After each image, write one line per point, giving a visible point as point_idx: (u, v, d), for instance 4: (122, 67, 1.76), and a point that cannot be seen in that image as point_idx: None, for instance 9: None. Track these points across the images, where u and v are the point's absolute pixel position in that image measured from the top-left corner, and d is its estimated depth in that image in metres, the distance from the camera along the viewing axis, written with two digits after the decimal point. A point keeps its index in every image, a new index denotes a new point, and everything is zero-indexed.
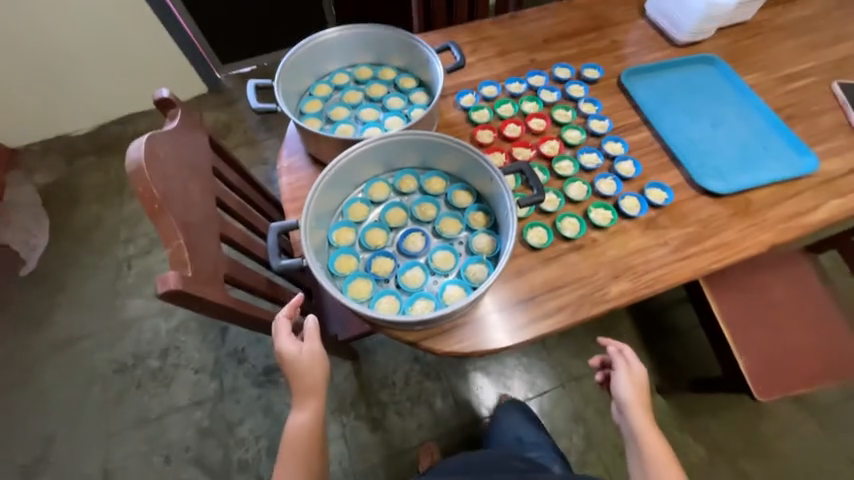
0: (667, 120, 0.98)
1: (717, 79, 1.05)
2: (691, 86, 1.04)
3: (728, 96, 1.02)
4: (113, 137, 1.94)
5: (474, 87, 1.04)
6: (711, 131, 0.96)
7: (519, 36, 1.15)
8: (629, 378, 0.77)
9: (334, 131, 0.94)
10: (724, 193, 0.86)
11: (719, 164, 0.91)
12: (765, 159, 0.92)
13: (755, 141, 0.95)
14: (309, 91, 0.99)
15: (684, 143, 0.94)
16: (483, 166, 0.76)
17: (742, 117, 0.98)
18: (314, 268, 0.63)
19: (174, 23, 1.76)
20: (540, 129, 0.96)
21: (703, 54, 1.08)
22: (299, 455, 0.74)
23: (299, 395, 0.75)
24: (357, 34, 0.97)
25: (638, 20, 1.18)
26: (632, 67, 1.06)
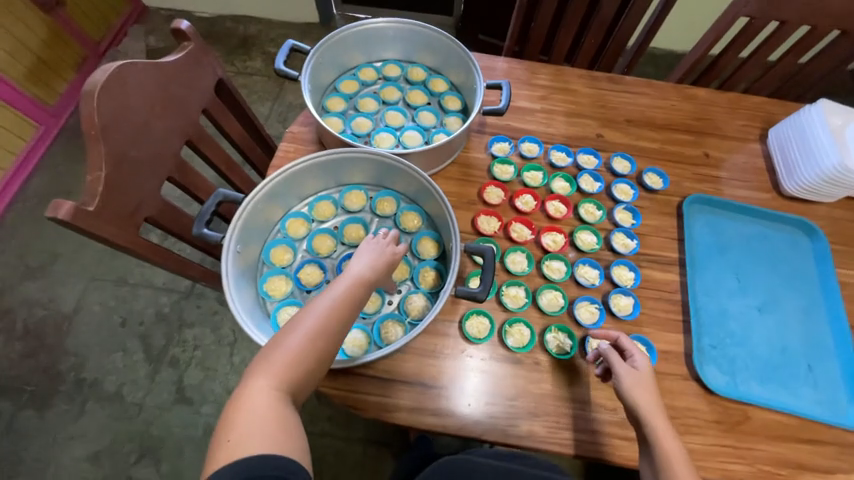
0: (709, 274, 0.81)
1: (803, 257, 0.84)
2: (764, 248, 0.85)
3: (802, 283, 0.81)
4: (223, 29, 2.05)
5: (515, 138, 0.93)
6: (754, 314, 0.77)
7: (602, 103, 1.00)
8: (639, 376, 0.62)
9: (351, 120, 0.90)
10: (721, 393, 0.70)
11: (736, 356, 0.74)
12: (800, 380, 0.73)
13: (802, 352, 0.75)
14: (355, 71, 0.97)
15: (709, 311, 0.77)
16: (452, 226, 0.69)
17: (806, 316, 0.78)
18: (226, 247, 0.63)
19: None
20: (555, 215, 0.83)
21: (802, 219, 0.87)
22: (331, 304, 0.55)
23: (367, 255, 0.61)
24: (423, 34, 0.92)
25: (753, 143, 0.97)
26: (706, 195, 0.89)
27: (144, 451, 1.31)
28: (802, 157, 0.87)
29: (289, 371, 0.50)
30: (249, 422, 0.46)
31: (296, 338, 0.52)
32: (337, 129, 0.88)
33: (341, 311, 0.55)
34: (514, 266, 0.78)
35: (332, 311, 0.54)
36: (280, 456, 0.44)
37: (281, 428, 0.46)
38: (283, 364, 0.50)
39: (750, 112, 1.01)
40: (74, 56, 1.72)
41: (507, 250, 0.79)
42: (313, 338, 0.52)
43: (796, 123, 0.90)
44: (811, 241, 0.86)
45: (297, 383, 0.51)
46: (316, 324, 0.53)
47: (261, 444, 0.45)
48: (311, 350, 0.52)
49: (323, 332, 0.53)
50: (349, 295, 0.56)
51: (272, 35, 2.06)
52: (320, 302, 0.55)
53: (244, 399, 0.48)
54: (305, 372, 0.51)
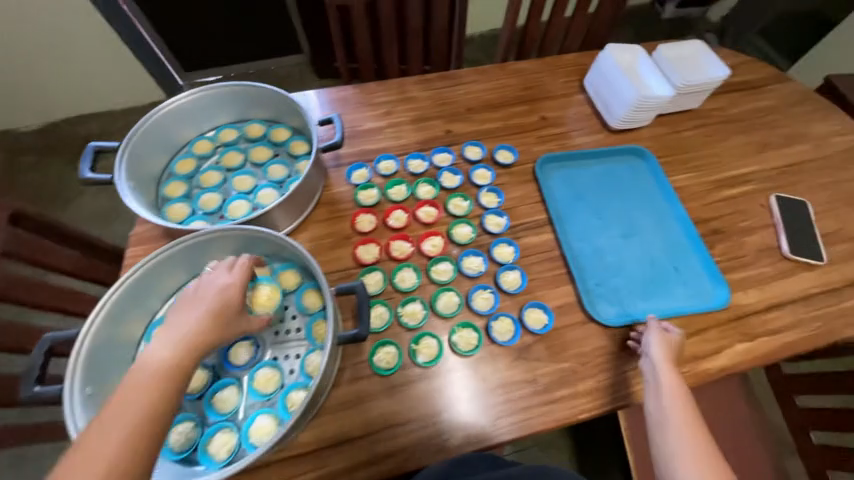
0: (575, 221, 0.88)
1: (643, 176, 0.96)
2: (612, 182, 0.95)
3: (649, 200, 0.92)
4: (61, 137, 1.87)
5: (371, 160, 0.95)
6: (620, 242, 0.86)
7: (442, 100, 1.07)
8: (665, 340, 0.70)
9: (196, 199, 0.85)
10: (616, 324, 0.76)
11: (618, 285, 0.81)
12: (673, 284, 0.82)
13: (667, 259, 0.85)
14: (188, 147, 0.92)
15: (585, 254, 0.84)
16: (317, 274, 0.66)
17: (660, 227, 0.89)
18: (67, 401, 0.56)
19: (129, 24, 1.66)
20: (428, 220, 0.85)
21: (632, 145, 0.98)
22: (114, 422, 0.43)
23: (172, 326, 0.52)
24: (245, 91, 0.90)
25: (576, 94, 1.09)
26: (551, 154, 0.97)
27: None
28: (610, 94, 0.99)
29: None
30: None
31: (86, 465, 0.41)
32: (183, 215, 0.83)
33: (148, 404, 0.45)
34: (404, 283, 0.78)
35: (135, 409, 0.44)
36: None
37: None
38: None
39: (566, 69, 1.14)
40: None
41: (393, 269, 0.80)
42: (117, 445, 0.42)
43: (597, 69, 1.01)
44: (645, 162, 0.98)
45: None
46: (113, 432, 0.43)
47: None
48: None
49: (112, 466, 0.41)
50: (138, 399, 0.45)
51: (119, 126, 1.91)
52: (100, 428, 0.43)
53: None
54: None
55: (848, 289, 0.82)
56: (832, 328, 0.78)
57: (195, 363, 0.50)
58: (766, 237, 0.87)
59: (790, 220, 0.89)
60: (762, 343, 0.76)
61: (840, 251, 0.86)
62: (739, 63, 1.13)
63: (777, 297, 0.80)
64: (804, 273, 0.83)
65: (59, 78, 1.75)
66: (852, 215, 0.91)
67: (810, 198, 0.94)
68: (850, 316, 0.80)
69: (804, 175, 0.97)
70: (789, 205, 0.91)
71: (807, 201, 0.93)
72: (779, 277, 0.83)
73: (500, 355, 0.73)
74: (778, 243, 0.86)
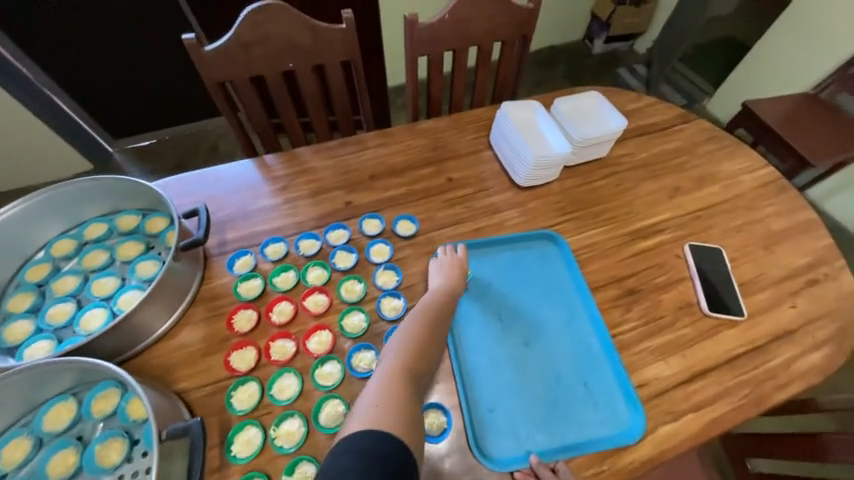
0: (475, 326, 0.77)
1: (554, 266, 0.86)
2: (518, 275, 0.85)
3: (560, 294, 0.82)
4: None
5: (258, 244, 0.86)
6: (522, 352, 0.74)
7: (343, 168, 1.01)
8: None
9: (44, 313, 0.74)
10: (509, 466, 0.64)
11: (516, 409, 0.69)
12: (581, 405, 0.70)
13: (575, 372, 0.73)
14: (47, 249, 0.82)
15: (480, 370, 0.72)
16: (146, 407, 0.55)
17: (569, 329, 0.78)
18: None
19: (43, 96, 1.62)
20: (316, 310, 0.77)
21: (541, 230, 0.90)
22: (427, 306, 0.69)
23: (449, 266, 0.81)
24: (107, 184, 0.81)
25: (485, 151, 1.05)
26: (454, 242, 0.88)
27: None
28: (512, 153, 0.95)
29: (404, 365, 0.59)
30: (369, 400, 0.54)
31: (409, 329, 0.64)
32: (24, 335, 0.72)
33: (439, 317, 0.69)
34: (281, 394, 0.68)
35: (442, 307, 0.70)
36: (389, 435, 0.48)
37: (396, 410, 0.52)
38: (399, 354, 0.61)
39: (473, 125, 1.11)
40: None
41: (271, 378, 0.70)
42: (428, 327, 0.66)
43: (497, 127, 0.98)
44: (557, 247, 0.89)
45: (411, 373, 0.59)
46: (423, 316, 0.67)
47: (384, 423, 0.50)
48: (417, 344, 0.62)
49: (421, 330, 0.65)
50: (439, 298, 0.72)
51: None
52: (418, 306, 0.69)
53: (375, 376, 0.58)
54: (418, 362, 0.61)
55: (772, 345, 0.77)
56: (760, 395, 0.71)
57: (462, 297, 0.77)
58: (684, 293, 0.82)
59: (705, 272, 0.84)
60: (687, 422, 0.68)
61: (760, 301, 0.82)
62: (647, 106, 1.13)
63: (699, 362, 0.74)
64: (726, 331, 0.78)
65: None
66: (769, 259, 0.88)
67: (726, 243, 0.90)
68: (779, 377, 0.73)
69: (718, 218, 0.94)
70: (704, 254, 0.87)
71: (722, 248, 0.89)
72: (700, 339, 0.76)
73: None
74: (697, 298, 0.81)
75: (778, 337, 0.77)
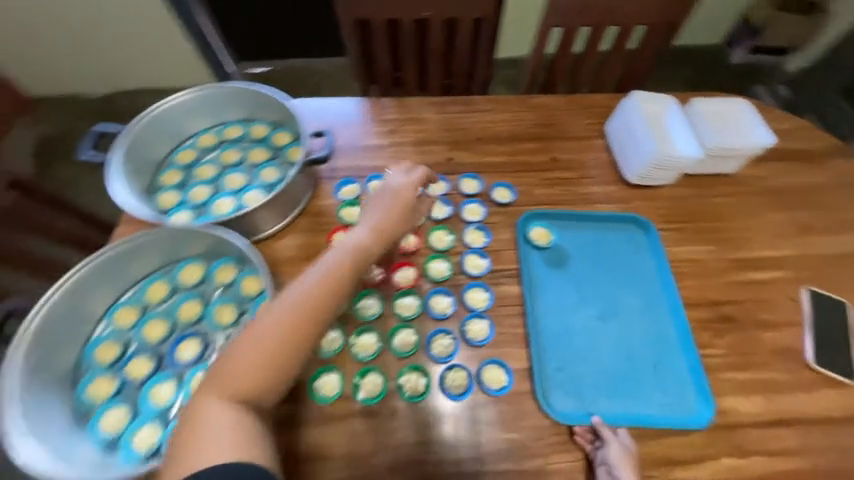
0: (548, 292, 0.79)
1: (638, 253, 0.85)
2: (600, 254, 0.85)
3: (639, 281, 0.82)
4: (118, 107, 2.00)
5: (363, 177, 0.93)
6: (595, 324, 0.76)
7: (451, 125, 1.03)
8: (625, 454, 0.61)
9: (188, 191, 0.87)
10: (570, 422, 0.66)
11: (583, 375, 0.71)
12: (648, 385, 0.71)
13: (646, 355, 0.73)
14: (194, 138, 0.95)
15: (552, 332, 0.75)
16: (267, 286, 0.66)
17: (646, 315, 0.78)
18: (7, 364, 0.60)
19: (188, 13, 1.75)
20: (406, 249, 0.82)
21: (631, 214, 0.89)
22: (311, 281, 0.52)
23: (368, 219, 0.61)
24: (253, 93, 0.92)
25: (598, 139, 1.01)
26: (539, 210, 0.89)
27: None
28: (631, 146, 0.91)
29: (259, 370, 0.48)
30: (216, 432, 0.44)
31: (274, 323, 0.49)
32: (172, 204, 0.85)
33: (327, 294, 0.52)
34: (365, 310, 0.75)
35: (327, 283, 0.53)
36: (245, 465, 0.42)
37: (239, 437, 0.44)
38: (250, 360, 0.48)
39: (591, 110, 1.06)
40: None
41: (357, 295, 0.77)
42: (298, 317, 0.50)
43: (620, 114, 0.93)
44: (647, 236, 0.87)
45: (271, 382, 0.48)
46: (294, 306, 0.50)
47: (221, 454, 0.43)
48: (286, 338, 0.49)
49: (294, 318, 0.50)
50: (333, 270, 0.54)
51: None
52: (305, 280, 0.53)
53: (212, 393, 0.47)
54: (284, 363, 0.49)
55: None
56: (848, 464, 0.66)
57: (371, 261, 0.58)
58: (788, 337, 0.75)
59: (820, 322, 0.76)
60: (755, 463, 0.65)
61: None
62: (798, 128, 0.99)
63: (786, 410, 0.69)
64: (828, 390, 0.71)
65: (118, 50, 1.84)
66: None
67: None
68: None
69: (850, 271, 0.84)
70: (823, 304, 0.78)
71: (847, 303, 0.79)
72: (793, 389, 0.71)
73: (447, 411, 0.67)
74: (803, 348, 0.74)
75: None
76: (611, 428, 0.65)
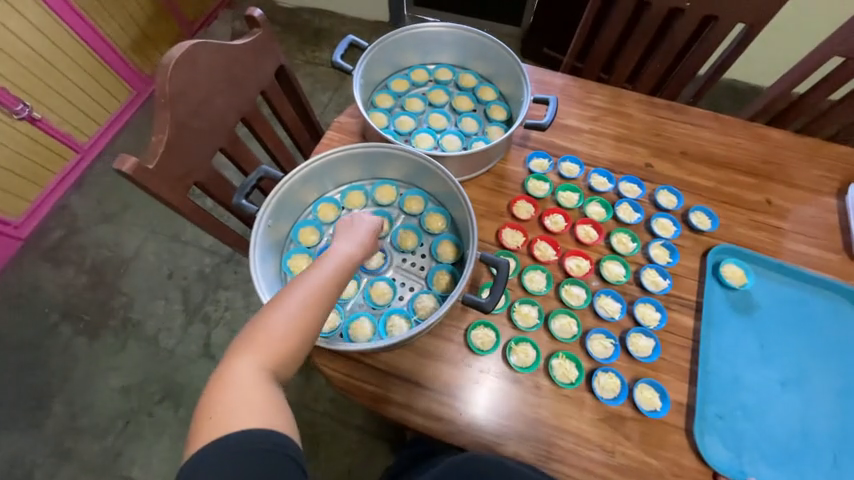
0: (726, 335, 0.73)
1: (844, 331, 0.74)
2: (797, 315, 0.75)
3: (838, 360, 0.72)
4: (302, 20, 2.15)
5: (555, 155, 0.91)
6: (774, 388, 0.69)
7: (658, 131, 0.95)
8: None
9: (395, 117, 0.93)
10: (720, 471, 0.63)
11: (744, 431, 0.66)
12: (818, 472, 0.64)
13: (825, 440, 0.66)
14: (407, 70, 1.00)
15: (721, 378, 0.69)
16: (471, 234, 0.68)
17: (837, 400, 0.68)
18: (258, 222, 0.67)
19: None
20: (584, 240, 0.80)
21: (847, 285, 0.77)
22: (310, 281, 0.54)
23: (352, 237, 0.61)
24: (480, 43, 0.93)
25: (827, 197, 0.87)
26: (736, 246, 0.80)
27: (167, 394, 1.34)
28: None
29: (274, 351, 0.49)
30: (237, 394, 0.45)
31: (286, 314, 0.51)
32: (381, 124, 0.91)
33: (324, 299, 0.54)
34: (532, 284, 0.76)
35: (320, 293, 0.53)
36: (276, 432, 0.44)
37: (266, 402, 0.46)
38: (270, 344, 0.50)
39: (829, 162, 0.91)
40: (171, 33, 1.84)
41: (527, 266, 0.78)
42: (303, 316, 0.51)
43: None
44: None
45: (284, 363, 0.50)
46: (302, 301, 0.52)
47: (247, 419, 0.44)
48: (297, 326, 0.51)
49: (304, 313, 0.52)
50: (331, 277, 0.55)
51: (343, 29, 2.14)
52: (302, 285, 0.53)
53: (230, 376, 0.47)
54: (292, 347, 0.51)
55: None
56: None
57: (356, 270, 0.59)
58: None
59: None
60: None
61: None
62: None
63: None
64: None
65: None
66: None
67: None
68: None
69: None
70: None
71: None
72: None
73: (590, 407, 0.67)
74: None
75: None
76: None
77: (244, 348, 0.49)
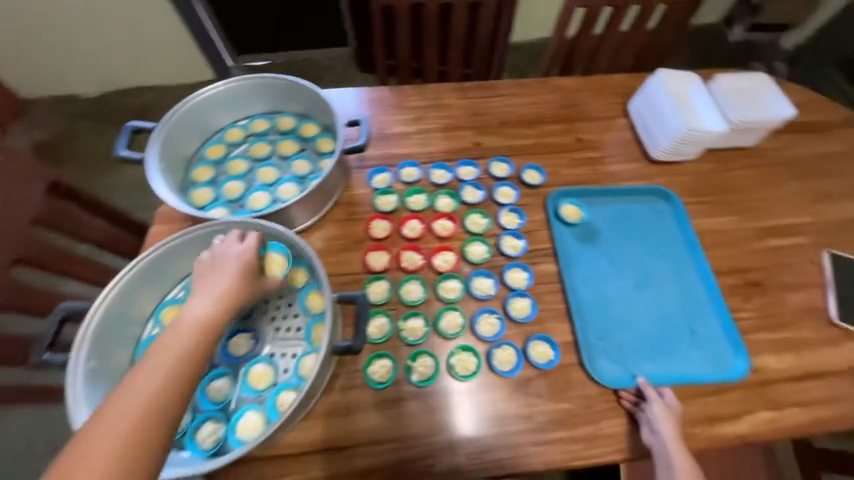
0: (584, 266, 0.81)
1: (665, 222, 0.88)
2: (627, 225, 0.87)
3: (667, 247, 0.85)
4: (115, 107, 1.92)
5: (394, 165, 0.94)
6: (631, 294, 0.78)
7: (476, 111, 1.03)
8: (669, 413, 0.64)
9: (221, 186, 0.87)
10: (615, 386, 0.69)
11: (624, 342, 0.73)
12: (687, 346, 0.73)
13: (682, 317, 0.76)
14: (221, 133, 0.95)
15: (591, 305, 0.77)
16: (321, 277, 0.65)
17: (678, 280, 0.80)
18: (71, 371, 0.60)
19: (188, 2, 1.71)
20: (443, 234, 0.83)
21: (652, 186, 0.91)
22: (163, 351, 0.47)
23: (210, 287, 0.57)
24: (281, 85, 0.91)
25: (619, 118, 1.02)
26: (566, 187, 0.91)
27: None
28: (656, 123, 0.92)
29: (118, 445, 0.40)
30: None
31: (128, 399, 0.42)
32: (207, 200, 0.85)
33: (178, 368, 0.46)
34: (409, 296, 0.76)
35: (174, 360, 0.47)
36: None
37: None
38: (109, 439, 0.40)
39: (610, 90, 1.07)
40: None
41: (401, 281, 0.79)
42: (158, 392, 0.44)
43: (646, 92, 0.94)
44: (670, 205, 0.90)
45: (133, 457, 0.40)
46: (158, 374, 0.45)
47: None
48: (147, 406, 0.43)
49: (159, 387, 0.44)
50: (188, 340, 0.49)
51: (165, 101, 1.95)
52: (154, 358, 0.46)
53: (77, 459, 0.39)
54: (142, 436, 0.42)
55: None
56: None
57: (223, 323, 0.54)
58: (812, 297, 0.79)
59: (842, 282, 0.80)
60: (790, 414, 0.69)
61: None
62: (814, 99, 1.02)
63: (814, 364, 0.73)
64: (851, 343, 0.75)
65: (111, 44, 1.78)
66: None
67: None
68: None
69: None
70: (843, 266, 0.82)
71: None
72: (822, 344, 0.74)
73: (498, 386, 0.70)
74: (826, 305, 0.78)
75: None
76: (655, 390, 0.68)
77: (96, 412, 0.42)
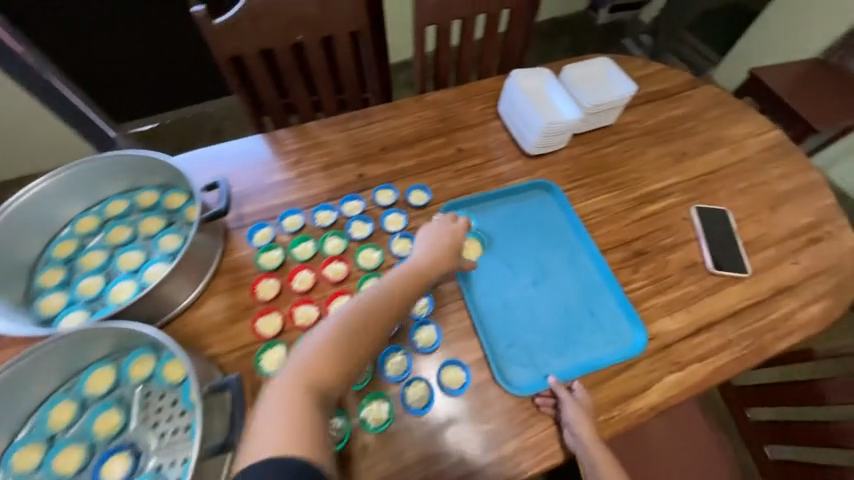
0: (483, 275, 0.81)
1: (551, 213, 0.91)
2: (517, 223, 0.89)
3: (557, 236, 0.87)
4: None
5: (275, 217, 0.88)
6: (531, 292, 0.79)
7: (354, 141, 1.01)
8: (582, 409, 0.65)
9: (75, 287, 0.78)
10: (531, 392, 0.69)
11: (530, 343, 0.74)
12: (588, 332, 0.76)
13: (580, 304, 0.79)
14: (72, 224, 0.84)
15: (495, 314, 0.77)
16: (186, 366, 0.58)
17: (571, 267, 0.83)
18: None
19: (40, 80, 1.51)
20: (336, 278, 0.80)
21: (533, 180, 0.94)
22: (365, 297, 0.60)
23: (427, 250, 0.71)
24: (129, 161, 0.83)
25: (493, 121, 1.05)
26: (453, 200, 0.91)
27: None
28: (522, 122, 0.96)
29: (321, 365, 0.53)
30: (280, 411, 0.48)
31: (329, 330, 0.56)
32: (59, 307, 0.76)
33: (370, 316, 0.59)
34: None
35: (370, 305, 0.59)
36: (292, 455, 0.43)
37: (293, 424, 0.47)
38: (321, 358, 0.53)
39: (482, 96, 1.10)
40: None
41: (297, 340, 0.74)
42: (353, 333, 0.56)
43: (507, 94, 0.97)
44: (552, 195, 0.93)
45: (325, 375, 0.53)
46: (353, 313, 0.58)
47: (275, 442, 0.44)
48: (344, 340, 0.56)
49: (354, 326, 0.57)
50: (381, 293, 0.61)
51: None
52: (360, 299, 0.60)
53: (296, 372, 0.52)
54: (340, 359, 0.55)
55: (775, 300, 0.80)
56: (762, 346, 0.76)
57: (413, 291, 0.65)
58: (690, 253, 0.84)
59: (712, 233, 0.86)
60: (692, 371, 0.72)
61: (763, 260, 0.85)
62: (658, 70, 1.11)
63: (703, 317, 0.77)
64: (731, 288, 0.81)
65: None
66: (772, 219, 0.90)
67: (730, 206, 0.92)
68: (780, 329, 0.77)
69: (724, 181, 0.96)
70: (711, 217, 0.89)
71: (727, 210, 0.91)
72: (705, 295, 0.79)
73: (417, 426, 0.66)
74: (703, 258, 0.84)
75: (779, 291, 0.81)
76: (565, 388, 0.68)
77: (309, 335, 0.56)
